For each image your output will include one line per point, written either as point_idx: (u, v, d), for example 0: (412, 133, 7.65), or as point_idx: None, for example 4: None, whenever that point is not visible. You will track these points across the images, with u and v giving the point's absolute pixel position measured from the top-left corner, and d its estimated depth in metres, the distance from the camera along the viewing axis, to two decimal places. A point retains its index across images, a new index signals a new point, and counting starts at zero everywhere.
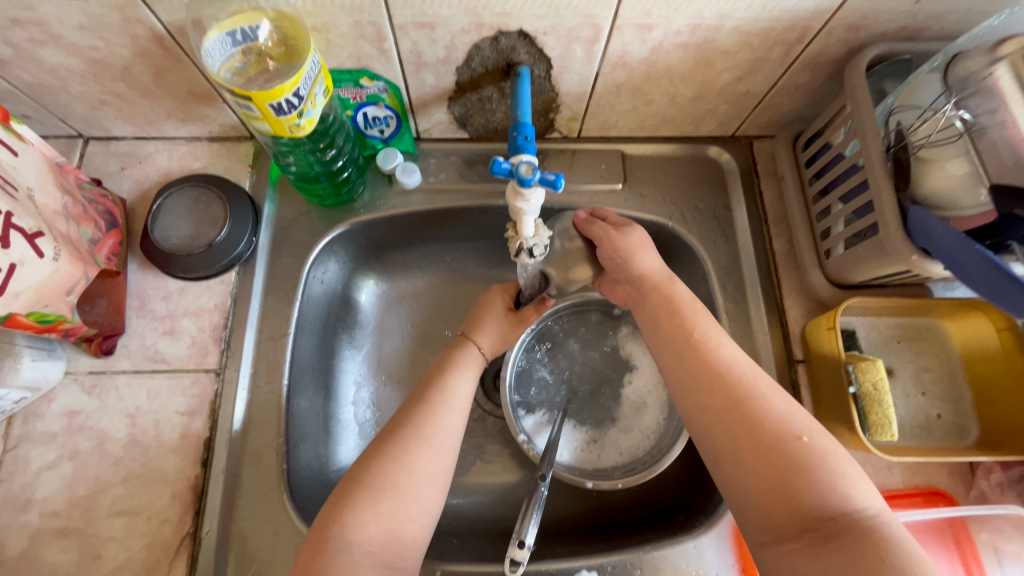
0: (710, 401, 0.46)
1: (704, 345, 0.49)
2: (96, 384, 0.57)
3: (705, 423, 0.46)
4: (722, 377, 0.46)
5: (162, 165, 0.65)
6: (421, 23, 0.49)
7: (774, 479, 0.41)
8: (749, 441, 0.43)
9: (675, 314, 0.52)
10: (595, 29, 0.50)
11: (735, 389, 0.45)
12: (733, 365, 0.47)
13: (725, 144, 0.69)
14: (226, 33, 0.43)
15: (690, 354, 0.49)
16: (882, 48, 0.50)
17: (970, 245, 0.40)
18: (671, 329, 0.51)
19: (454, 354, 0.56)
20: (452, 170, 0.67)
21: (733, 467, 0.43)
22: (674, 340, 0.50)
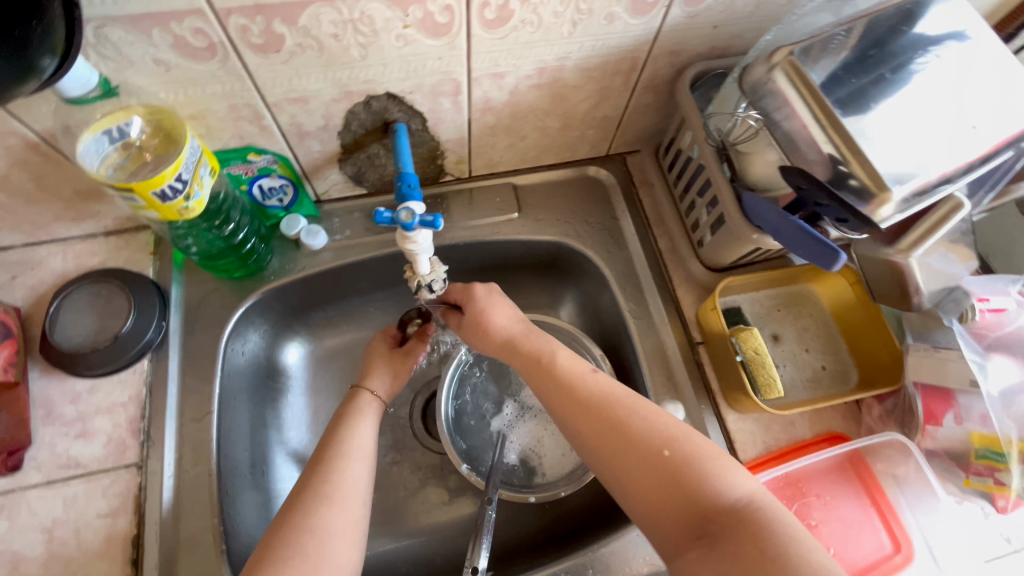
0: (587, 439, 0.49)
1: (574, 382, 0.52)
2: (4, 504, 0.54)
3: (592, 456, 0.49)
4: (593, 410, 0.49)
5: (58, 267, 0.64)
6: (294, 99, 0.53)
7: (658, 498, 0.45)
8: (630, 467, 0.46)
9: (540, 362, 0.54)
10: (455, 83, 0.56)
11: (609, 419, 0.49)
12: (605, 388, 0.51)
13: (602, 163, 0.77)
14: (102, 133, 0.46)
15: (561, 397, 0.51)
16: (698, 69, 0.60)
17: (786, 218, 0.48)
18: (537, 377, 0.53)
19: (348, 405, 0.57)
20: (356, 226, 0.71)
21: (623, 492, 0.47)
22: (544, 390, 0.53)
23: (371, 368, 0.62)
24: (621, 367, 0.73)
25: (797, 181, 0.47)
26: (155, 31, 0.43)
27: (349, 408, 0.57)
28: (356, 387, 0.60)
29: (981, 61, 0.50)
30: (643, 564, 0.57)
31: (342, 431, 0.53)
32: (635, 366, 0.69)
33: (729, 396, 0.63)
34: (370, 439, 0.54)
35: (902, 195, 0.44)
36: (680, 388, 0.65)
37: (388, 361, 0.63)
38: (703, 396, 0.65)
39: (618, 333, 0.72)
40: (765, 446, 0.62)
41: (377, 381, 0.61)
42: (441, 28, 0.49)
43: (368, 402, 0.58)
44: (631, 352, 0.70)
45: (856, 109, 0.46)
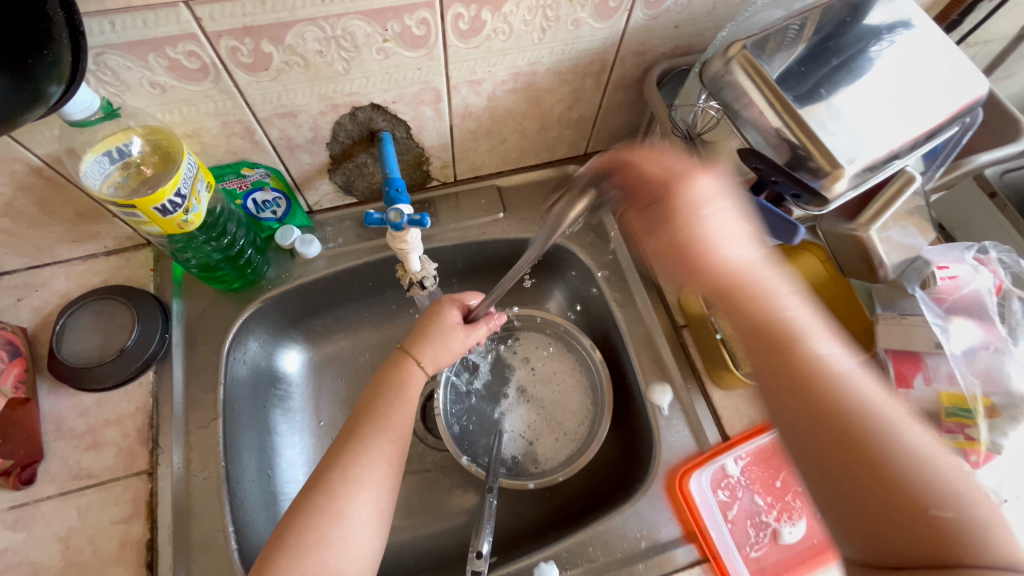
0: (795, 424, 0.42)
1: (784, 342, 0.42)
2: (20, 517, 0.55)
3: (791, 433, 0.42)
4: (795, 377, 0.41)
5: (62, 288, 0.66)
6: (283, 114, 0.56)
7: (882, 514, 0.37)
8: (835, 463, 0.40)
9: (727, 291, 0.45)
10: (435, 92, 0.59)
11: (816, 395, 0.41)
12: (802, 359, 0.42)
13: (582, 161, 0.80)
14: (102, 154, 0.49)
15: (783, 368, 0.42)
16: (664, 65, 0.64)
17: (752, 197, 0.53)
18: (755, 333, 0.44)
19: (393, 375, 0.58)
20: (348, 233, 0.74)
21: (820, 480, 0.41)
22: (761, 364, 0.44)
23: (423, 338, 0.61)
24: (610, 355, 0.76)
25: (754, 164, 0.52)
26: (151, 56, 0.46)
27: (395, 378, 0.58)
28: (402, 352, 0.60)
29: (923, 48, 0.54)
30: (640, 539, 0.59)
31: (380, 406, 0.55)
32: (623, 353, 0.72)
33: (713, 374, 0.66)
34: (407, 411, 0.56)
35: (854, 171, 0.48)
36: (667, 369, 0.68)
37: (439, 326, 0.62)
38: (689, 376, 0.67)
39: (606, 323, 0.75)
40: (751, 419, 0.65)
41: (427, 350, 0.60)
42: (418, 40, 0.52)
43: (411, 373, 0.59)
44: (619, 340, 0.73)
45: (809, 99, 0.50)
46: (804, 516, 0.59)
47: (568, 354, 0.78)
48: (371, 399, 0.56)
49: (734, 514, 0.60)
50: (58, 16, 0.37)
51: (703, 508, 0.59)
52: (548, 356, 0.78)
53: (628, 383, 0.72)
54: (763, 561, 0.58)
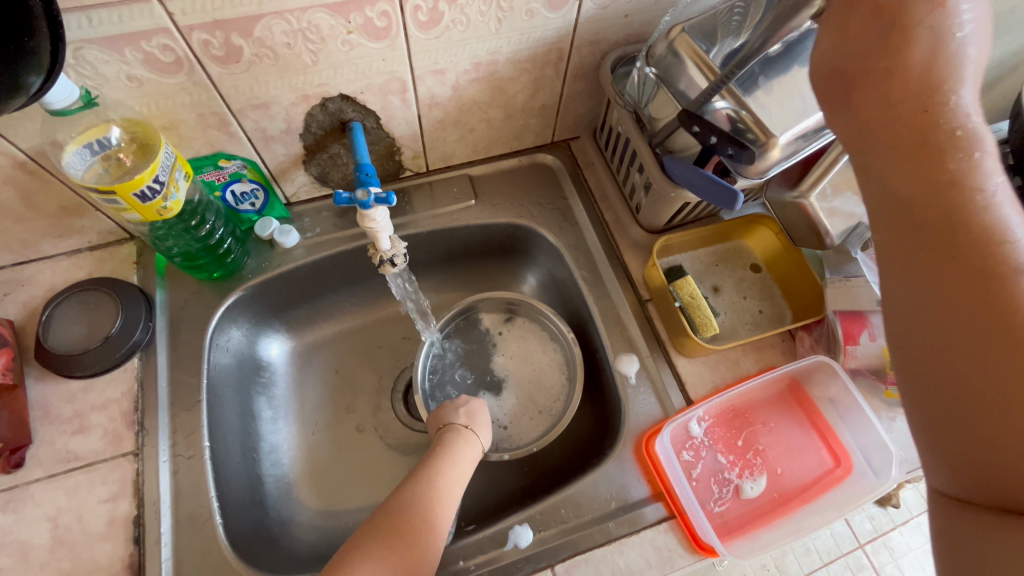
0: (928, 313, 0.35)
1: (961, 207, 0.34)
2: (9, 499, 0.57)
3: (909, 323, 0.36)
4: (951, 248, 0.34)
5: (47, 282, 0.69)
6: (256, 105, 0.59)
7: (994, 427, 0.32)
8: (967, 348, 0.33)
9: (927, 147, 0.35)
10: (401, 82, 0.63)
11: (981, 280, 0.32)
12: (989, 240, 0.33)
13: (549, 149, 0.84)
14: (83, 146, 0.52)
15: (944, 237, 0.34)
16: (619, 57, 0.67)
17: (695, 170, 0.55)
18: (894, 197, 0.37)
19: (454, 442, 0.63)
20: (326, 223, 0.77)
21: (915, 373, 0.36)
22: (892, 237, 0.37)
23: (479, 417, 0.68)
24: (582, 333, 0.79)
25: (693, 126, 0.53)
26: (127, 50, 0.49)
27: (457, 449, 0.62)
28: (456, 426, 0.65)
29: None
30: (610, 500, 0.62)
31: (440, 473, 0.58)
32: (592, 329, 0.76)
33: (677, 343, 0.69)
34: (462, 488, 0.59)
35: (787, 139, 0.51)
36: (633, 341, 0.71)
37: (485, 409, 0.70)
38: (655, 347, 0.71)
39: (576, 302, 0.79)
40: (714, 384, 0.68)
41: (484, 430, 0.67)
42: (381, 31, 0.56)
43: (470, 446, 0.64)
44: (588, 317, 0.76)
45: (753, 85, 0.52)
46: (765, 472, 0.63)
47: (542, 333, 0.81)
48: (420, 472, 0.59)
49: (698, 473, 0.63)
50: (37, 7, 0.40)
51: (667, 466, 0.62)
52: (523, 338, 0.82)
53: (598, 357, 0.75)
54: (727, 514, 0.61)
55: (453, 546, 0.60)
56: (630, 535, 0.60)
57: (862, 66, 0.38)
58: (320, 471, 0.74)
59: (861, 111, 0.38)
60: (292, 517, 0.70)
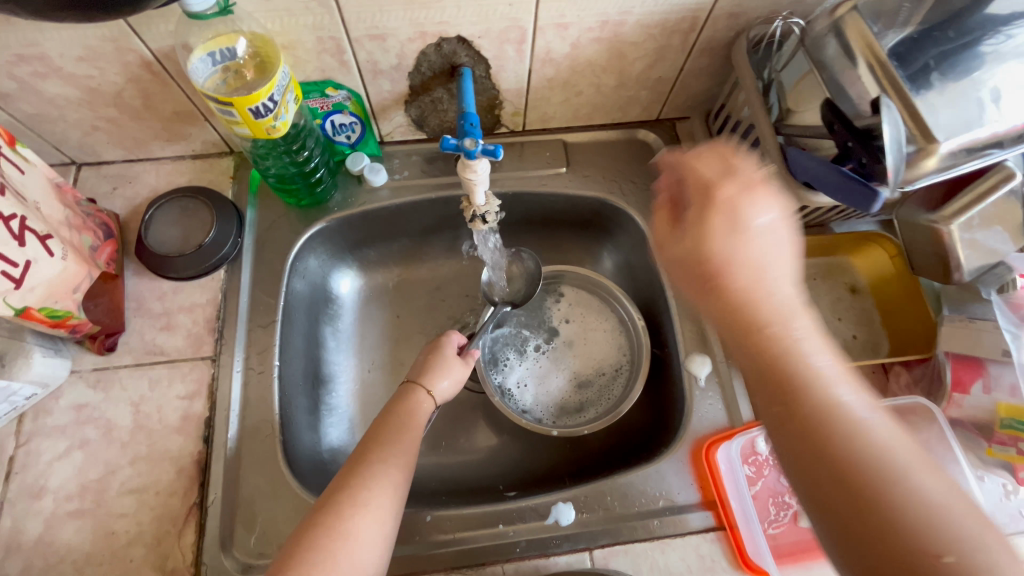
0: (783, 416, 0.38)
1: (761, 321, 0.39)
2: (100, 378, 0.62)
3: (776, 427, 0.39)
4: (771, 361, 0.38)
5: (151, 183, 0.72)
6: (374, 36, 0.58)
7: (855, 523, 0.34)
8: (814, 451, 0.36)
9: (711, 274, 0.41)
10: (521, 31, 0.60)
11: (798, 390, 0.37)
12: (794, 349, 0.38)
13: (652, 127, 0.79)
14: (208, 53, 0.52)
15: (756, 352, 0.39)
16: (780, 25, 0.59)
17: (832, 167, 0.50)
18: (726, 316, 0.41)
19: (403, 402, 0.57)
20: (414, 168, 0.76)
21: (793, 471, 0.38)
22: (732, 350, 0.41)
23: (431, 366, 0.61)
24: (653, 322, 0.76)
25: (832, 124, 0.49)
26: None
27: (400, 405, 0.56)
28: (412, 383, 0.59)
29: None
30: (657, 498, 0.60)
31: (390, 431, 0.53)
32: (666, 321, 0.72)
33: None
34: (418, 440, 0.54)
35: (948, 148, 0.46)
36: (709, 343, 0.68)
37: (445, 360, 0.62)
38: (731, 353, 0.67)
39: (653, 292, 0.75)
40: None
41: (438, 378, 0.60)
42: None
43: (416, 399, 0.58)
44: (664, 308, 0.73)
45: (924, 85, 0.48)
46: None
47: (607, 313, 0.78)
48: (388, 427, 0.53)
49: (757, 490, 0.60)
50: None
51: (726, 477, 0.60)
52: (584, 313, 0.79)
53: (667, 353, 0.72)
54: (780, 539, 0.58)
55: (494, 508, 0.60)
56: (673, 536, 0.58)
57: (693, 195, 0.44)
58: (371, 410, 0.75)
59: (694, 239, 0.42)
60: (342, 446, 0.72)
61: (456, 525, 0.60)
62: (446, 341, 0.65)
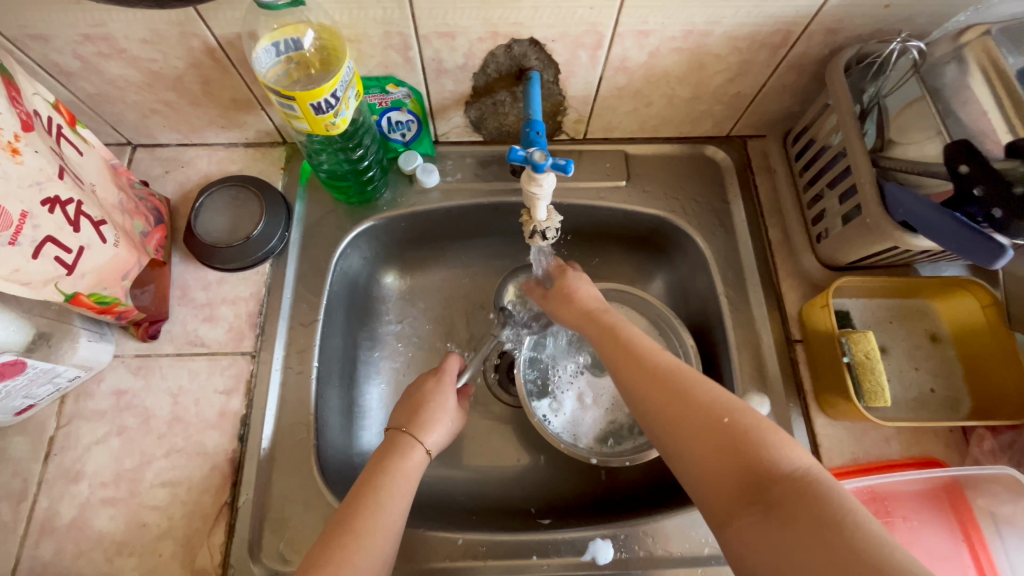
0: (641, 387, 0.50)
1: (630, 348, 0.53)
2: (141, 365, 0.61)
3: (664, 440, 0.47)
4: (631, 359, 0.52)
5: (203, 168, 0.71)
6: (443, 33, 0.55)
7: (735, 491, 0.42)
8: (692, 444, 0.45)
9: (592, 317, 0.59)
10: (598, 37, 0.56)
11: (670, 397, 0.48)
12: (665, 369, 0.50)
13: (721, 143, 0.74)
14: (273, 43, 0.50)
15: (619, 354, 0.53)
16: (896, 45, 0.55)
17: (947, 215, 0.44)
18: (608, 350, 0.55)
19: (392, 459, 0.54)
20: (467, 171, 0.73)
21: (687, 475, 0.45)
22: (615, 371, 0.53)
23: (424, 416, 0.59)
24: (707, 351, 0.72)
25: (958, 164, 0.44)
26: None
27: (392, 459, 0.54)
28: (403, 435, 0.56)
29: None
30: (703, 544, 0.57)
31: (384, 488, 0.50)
32: (722, 352, 0.68)
33: (822, 399, 0.61)
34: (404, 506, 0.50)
35: None
36: (769, 382, 0.63)
37: (444, 411, 0.60)
38: (792, 395, 0.62)
39: (709, 320, 0.71)
40: (852, 456, 0.59)
41: (430, 430, 0.58)
42: None
43: (411, 452, 0.55)
44: (721, 339, 0.68)
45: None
46: None
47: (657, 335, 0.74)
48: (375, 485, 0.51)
49: None
50: None
51: None
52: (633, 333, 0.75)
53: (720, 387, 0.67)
54: None
55: (529, 538, 0.58)
56: None
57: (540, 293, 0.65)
58: None
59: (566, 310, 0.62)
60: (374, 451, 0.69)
61: (486, 551, 0.57)
62: (443, 375, 0.63)
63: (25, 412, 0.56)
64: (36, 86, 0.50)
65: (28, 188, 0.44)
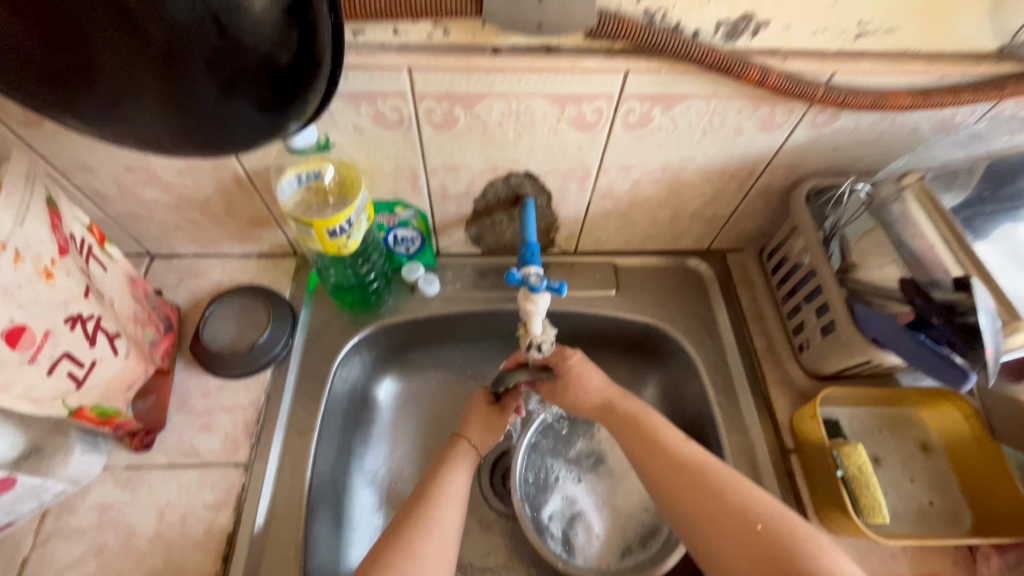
0: (667, 486, 0.54)
1: (653, 443, 0.57)
2: (131, 478, 0.60)
3: (694, 537, 0.51)
4: (660, 455, 0.55)
5: (216, 278, 0.75)
6: (448, 168, 0.61)
7: None
8: (726, 549, 0.48)
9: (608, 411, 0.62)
10: (585, 171, 0.63)
11: (699, 496, 0.51)
12: (694, 465, 0.53)
13: (702, 256, 0.80)
14: (297, 175, 0.57)
15: (643, 447, 0.57)
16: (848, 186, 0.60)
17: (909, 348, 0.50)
18: (628, 444, 0.59)
19: (449, 453, 0.62)
20: (467, 280, 0.77)
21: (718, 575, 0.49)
22: (641, 464, 0.57)
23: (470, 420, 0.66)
24: None
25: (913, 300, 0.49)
26: (364, 106, 0.53)
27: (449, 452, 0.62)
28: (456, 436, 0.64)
29: None
30: None
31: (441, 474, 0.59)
32: None
33: (821, 512, 0.60)
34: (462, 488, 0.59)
35: None
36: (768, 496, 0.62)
37: (488, 414, 0.67)
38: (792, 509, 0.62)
39: (703, 427, 0.71)
40: None
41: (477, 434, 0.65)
42: (588, 125, 0.56)
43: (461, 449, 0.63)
44: (716, 447, 0.68)
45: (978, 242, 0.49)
46: None
47: None
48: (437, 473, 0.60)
49: None
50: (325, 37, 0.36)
51: None
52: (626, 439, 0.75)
53: None
54: None
55: None
56: None
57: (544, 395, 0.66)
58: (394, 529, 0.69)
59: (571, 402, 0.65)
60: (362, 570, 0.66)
61: None
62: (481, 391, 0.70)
63: (3, 530, 0.54)
64: (75, 211, 0.54)
65: (54, 308, 0.47)
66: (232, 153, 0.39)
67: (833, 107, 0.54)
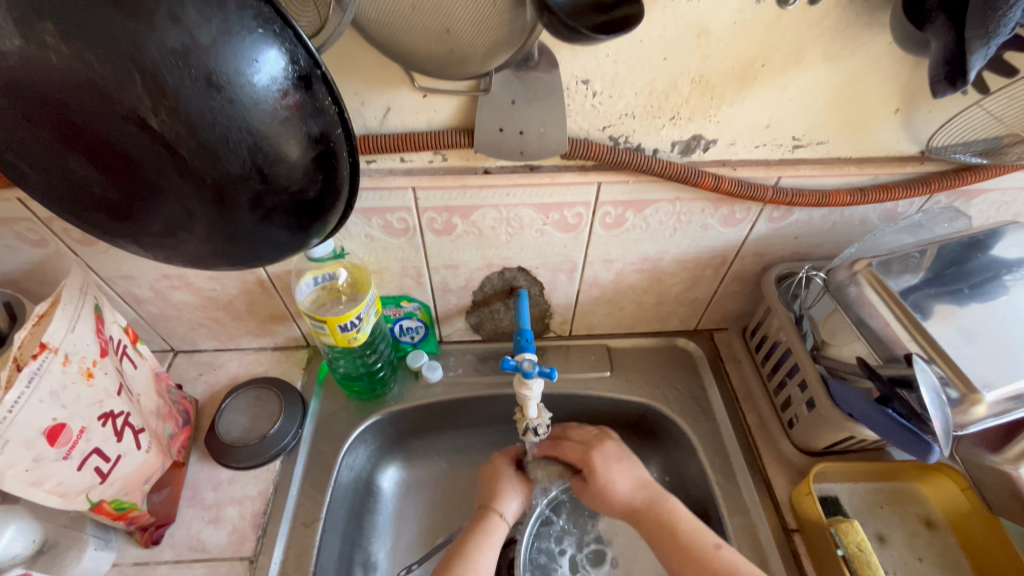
0: None
1: (686, 548, 0.59)
2: (137, 575, 0.61)
3: None
4: (693, 563, 0.58)
5: (232, 370, 0.80)
6: (449, 266, 0.69)
7: None
8: None
9: (643, 511, 0.64)
10: (572, 264, 0.70)
11: None
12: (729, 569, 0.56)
13: (690, 335, 0.84)
14: (314, 277, 0.64)
15: (675, 552, 0.59)
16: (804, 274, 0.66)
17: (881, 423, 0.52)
18: (659, 543, 0.61)
19: (478, 526, 0.65)
20: (468, 365, 0.82)
21: None
22: (676, 569, 0.59)
23: (498, 492, 0.69)
24: None
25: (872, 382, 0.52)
26: (374, 218, 0.61)
27: (478, 527, 0.65)
28: (486, 507, 0.67)
29: None
30: None
31: (472, 548, 0.62)
32: None
33: None
34: (490, 565, 0.62)
35: (993, 397, 0.48)
36: None
37: (514, 481, 0.71)
38: None
39: (706, 508, 0.71)
40: None
41: (507, 502, 0.68)
42: (570, 226, 0.64)
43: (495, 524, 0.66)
44: (720, 529, 0.68)
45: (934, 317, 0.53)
46: None
47: None
48: (467, 543, 0.63)
49: None
50: (345, 173, 0.41)
51: None
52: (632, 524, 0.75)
53: None
54: None
55: None
56: None
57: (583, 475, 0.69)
58: None
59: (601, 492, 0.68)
60: None
61: None
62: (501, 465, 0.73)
63: None
64: (116, 315, 0.61)
65: (90, 406, 0.52)
66: (259, 264, 0.43)
67: (784, 205, 0.61)
